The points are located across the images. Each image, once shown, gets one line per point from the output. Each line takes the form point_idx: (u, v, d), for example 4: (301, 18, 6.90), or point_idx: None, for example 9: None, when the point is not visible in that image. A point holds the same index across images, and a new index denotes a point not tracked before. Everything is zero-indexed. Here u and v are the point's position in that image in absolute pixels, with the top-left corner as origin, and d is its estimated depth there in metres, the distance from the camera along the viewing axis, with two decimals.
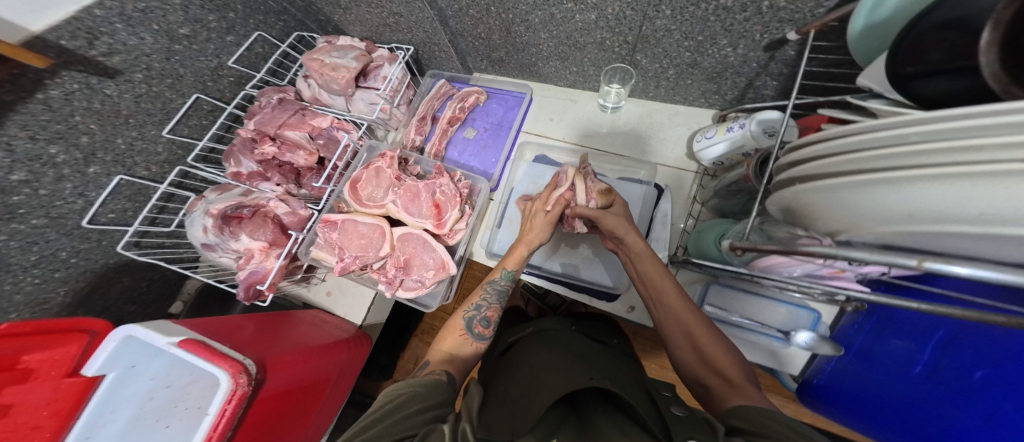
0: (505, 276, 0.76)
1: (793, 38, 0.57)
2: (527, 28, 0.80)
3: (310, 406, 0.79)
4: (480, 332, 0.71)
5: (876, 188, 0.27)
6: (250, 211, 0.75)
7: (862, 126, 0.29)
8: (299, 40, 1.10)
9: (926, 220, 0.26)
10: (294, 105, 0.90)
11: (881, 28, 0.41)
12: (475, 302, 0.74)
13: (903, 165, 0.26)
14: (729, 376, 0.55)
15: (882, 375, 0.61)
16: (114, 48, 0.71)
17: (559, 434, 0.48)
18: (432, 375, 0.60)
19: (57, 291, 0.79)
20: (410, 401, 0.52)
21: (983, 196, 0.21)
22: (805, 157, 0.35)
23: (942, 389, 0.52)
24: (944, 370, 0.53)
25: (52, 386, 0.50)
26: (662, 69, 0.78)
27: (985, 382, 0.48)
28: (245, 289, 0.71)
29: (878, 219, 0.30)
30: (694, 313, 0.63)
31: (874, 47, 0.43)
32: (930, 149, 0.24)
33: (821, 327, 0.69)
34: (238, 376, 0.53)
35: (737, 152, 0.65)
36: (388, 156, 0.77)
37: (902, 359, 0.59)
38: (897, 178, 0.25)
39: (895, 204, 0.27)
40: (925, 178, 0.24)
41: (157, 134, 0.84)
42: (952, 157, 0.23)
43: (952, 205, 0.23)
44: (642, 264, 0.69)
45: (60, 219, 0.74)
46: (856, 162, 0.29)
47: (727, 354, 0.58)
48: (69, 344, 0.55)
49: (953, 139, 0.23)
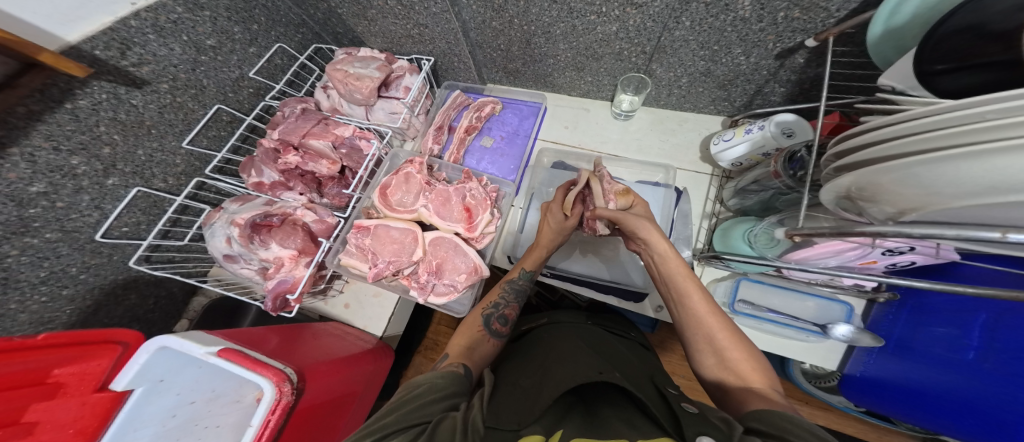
0: (524, 276, 0.78)
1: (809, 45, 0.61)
2: (548, 39, 0.84)
3: (339, 421, 0.76)
4: (497, 329, 0.73)
5: (918, 169, 0.29)
6: (278, 220, 0.75)
7: (913, 112, 0.32)
8: (316, 52, 1.12)
9: (969, 198, 0.28)
10: (316, 114, 0.91)
11: (896, 34, 0.46)
12: (494, 299, 0.75)
13: (964, 143, 0.28)
14: (750, 381, 0.57)
15: (930, 364, 0.60)
16: (144, 59, 0.72)
17: (566, 426, 0.50)
18: (450, 366, 0.61)
19: (62, 311, 0.76)
20: (426, 392, 0.54)
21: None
22: (851, 147, 0.38)
23: (1000, 373, 0.52)
24: (1000, 351, 0.53)
25: (79, 402, 0.48)
26: (676, 77, 0.83)
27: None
28: (273, 299, 0.70)
29: (921, 201, 0.32)
30: (718, 317, 0.64)
31: (890, 50, 0.48)
32: (975, 130, 0.27)
33: (854, 319, 0.72)
34: (282, 385, 0.51)
35: (758, 152, 0.67)
36: (417, 162, 0.79)
37: (949, 345, 0.58)
38: (939, 157, 0.27)
39: (936, 188, 0.29)
40: (967, 155, 0.26)
41: (176, 145, 0.84)
42: (1020, 131, 0.25)
43: (995, 178, 0.26)
44: (666, 267, 0.69)
45: (74, 232, 0.72)
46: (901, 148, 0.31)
47: (745, 355, 0.60)
48: (101, 357, 0.51)
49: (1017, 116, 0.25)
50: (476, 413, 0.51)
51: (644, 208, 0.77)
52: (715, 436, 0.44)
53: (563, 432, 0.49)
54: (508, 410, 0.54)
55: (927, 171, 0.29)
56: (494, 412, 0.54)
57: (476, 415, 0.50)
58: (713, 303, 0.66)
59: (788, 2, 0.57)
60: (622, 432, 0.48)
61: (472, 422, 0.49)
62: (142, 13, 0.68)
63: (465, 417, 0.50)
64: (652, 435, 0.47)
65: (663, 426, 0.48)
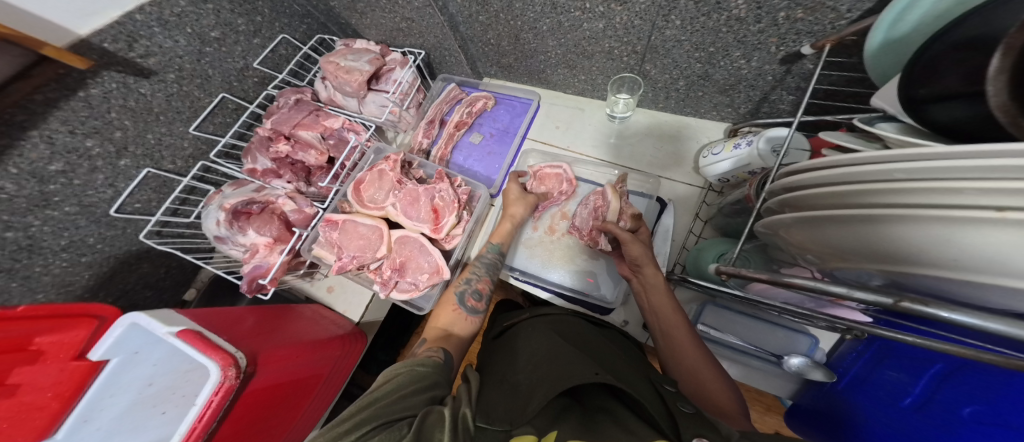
0: (490, 249, 0.80)
1: (809, 51, 0.52)
2: (536, 35, 0.80)
3: (303, 399, 0.83)
4: (473, 305, 0.71)
5: (887, 226, 0.26)
6: (259, 207, 0.78)
7: (855, 158, 0.29)
8: (319, 43, 1.11)
9: (922, 263, 0.25)
10: (309, 105, 0.92)
11: (897, 46, 0.38)
12: (465, 276, 0.74)
13: (889, 201, 0.27)
14: (720, 404, 0.56)
15: (873, 405, 0.56)
16: (151, 50, 0.73)
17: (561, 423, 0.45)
18: (428, 351, 0.59)
19: (82, 274, 0.78)
20: (405, 383, 0.51)
21: (956, 238, 0.22)
22: (805, 184, 0.34)
23: (927, 424, 0.47)
24: (934, 404, 0.47)
25: (58, 368, 0.53)
26: (672, 80, 0.75)
27: (972, 419, 0.43)
28: (248, 282, 0.74)
29: (855, 254, 0.30)
30: (698, 346, 0.61)
31: (893, 64, 0.40)
32: (927, 188, 0.24)
33: (819, 354, 0.65)
34: (227, 369, 0.59)
35: (744, 170, 0.60)
36: (392, 159, 0.85)
37: (893, 390, 0.53)
38: (905, 216, 0.24)
39: (893, 247, 0.27)
40: (938, 220, 0.22)
41: (184, 130, 0.84)
42: (930, 198, 0.24)
43: (945, 248, 0.23)
44: (655, 297, 0.65)
45: (91, 207, 0.73)
46: (868, 194, 0.28)
47: (723, 388, 0.58)
48: (79, 328, 0.57)
49: (927, 181, 0.24)
50: (463, 405, 0.48)
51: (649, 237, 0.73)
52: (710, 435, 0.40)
53: (557, 432, 0.43)
54: (499, 406, 0.50)
55: (896, 228, 0.25)
56: (482, 409, 0.49)
57: (465, 408, 0.47)
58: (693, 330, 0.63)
59: (788, 1, 0.48)
60: (617, 435, 0.42)
61: (460, 414, 0.47)
62: (146, 6, 0.68)
63: (452, 410, 0.47)
64: (647, 434, 0.42)
65: (660, 427, 0.43)
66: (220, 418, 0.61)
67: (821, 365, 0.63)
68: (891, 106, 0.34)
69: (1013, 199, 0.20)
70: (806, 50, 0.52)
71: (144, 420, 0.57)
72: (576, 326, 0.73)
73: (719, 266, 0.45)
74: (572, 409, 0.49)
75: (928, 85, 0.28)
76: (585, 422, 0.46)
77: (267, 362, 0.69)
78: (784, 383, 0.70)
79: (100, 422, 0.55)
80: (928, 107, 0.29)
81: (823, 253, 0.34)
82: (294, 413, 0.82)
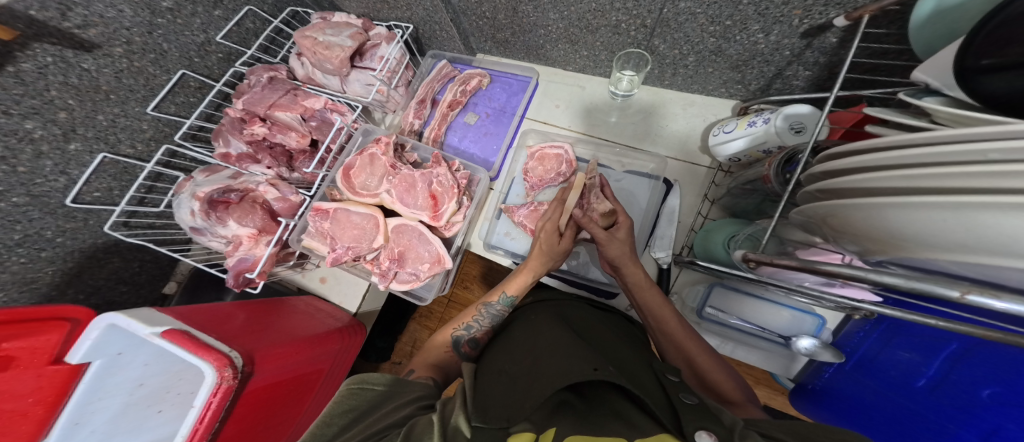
0: (502, 300, 0.73)
1: (840, 24, 0.49)
2: (536, 7, 0.74)
3: (303, 394, 0.81)
4: (467, 352, 0.68)
5: (928, 211, 0.23)
6: (237, 196, 0.72)
7: (920, 137, 0.26)
8: (292, 16, 0.96)
9: (977, 253, 0.22)
10: (285, 84, 0.84)
11: (947, 14, 0.35)
12: (466, 320, 0.71)
13: (942, 186, 0.24)
14: (726, 393, 0.56)
15: (883, 383, 0.62)
16: (90, 20, 0.61)
17: (562, 418, 0.44)
18: (419, 378, 0.58)
19: (44, 271, 0.70)
20: (386, 402, 0.50)
21: (999, 225, 0.20)
22: (842, 167, 0.33)
23: (949, 406, 0.53)
24: (950, 385, 0.53)
25: (34, 374, 0.48)
26: (681, 55, 0.71)
27: (992, 400, 0.48)
28: (233, 277, 0.69)
29: (904, 244, 0.28)
30: (694, 339, 0.62)
31: (939, 35, 0.37)
32: (979, 172, 0.22)
33: (824, 333, 0.69)
34: (223, 370, 0.55)
35: (758, 149, 0.58)
36: (383, 142, 0.79)
37: (905, 369, 0.59)
38: (957, 203, 0.22)
39: (933, 238, 0.24)
40: (992, 206, 0.20)
41: (141, 111, 0.74)
42: (988, 183, 0.22)
43: (995, 242, 0.21)
44: (641, 295, 0.66)
45: (43, 197, 0.65)
46: (914, 180, 0.25)
47: (724, 376, 0.58)
48: (50, 332, 0.52)
49: (992, 166, 0.21)
50: (456, 415, 0.44)
51: (631, 224, 0.67)
52: (716, 430, 0.39)
53: (557, 429, 0.41)
54: (496, 403, 0.47)
55: (934, 215, 0.23)
56: (479, 406, 0.46)
57: (457, 416, 0.44)
58: (687, 324, 0.64)
59: None
60: (618, 430, 0.40)
61: (453, 425, 0.43)
62: None
63: (443, 417, 0.44)
64: (650, 429, 0.41)
65: (662, 422, 0.42)
66: (221, 419, 0.58)
67: (828, 344, 0.67)
68: (936, 79, 0.31)
69: None
70: (837, 22, 0.48)
71: (138, 424, 0.55)
72: (581, 311, 0.72)
73: (747, 254, 0.46)
74: (571, 405, 0.47)
75: (994, 54, 0.23)
76: (590, 414, 0.45)
77: (262, 361, 0.67)
78: (785, 361, 0.74)
79: (93, 425, 0.53)
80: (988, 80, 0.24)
81: (870, 241, 0.31)
82: (298, 409, 0.81)
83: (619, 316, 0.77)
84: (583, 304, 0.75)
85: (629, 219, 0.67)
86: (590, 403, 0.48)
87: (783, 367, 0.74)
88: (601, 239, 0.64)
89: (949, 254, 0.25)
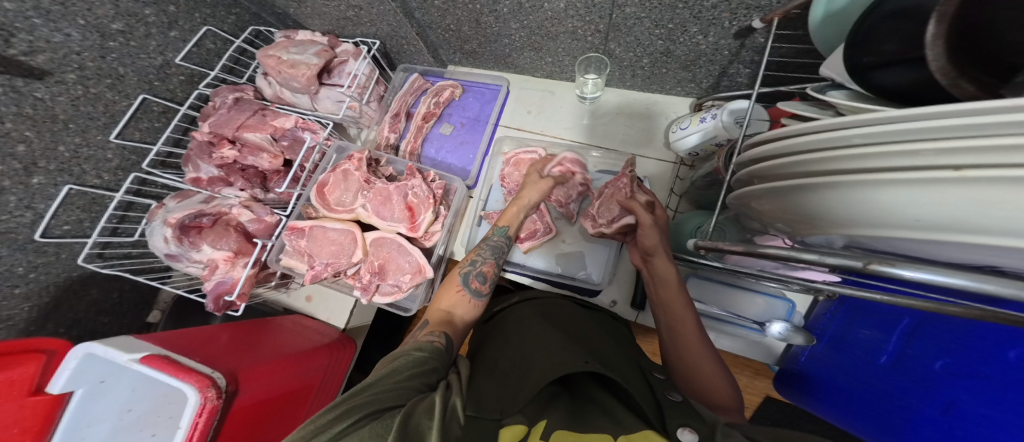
0: (498, 232, 0.72)
1: (759, 26, 0.53)
2: (497, 18, 0.76)
3: (297, 409, 0.81)
4: (475, 288, 0.64)
5: (841, 189, 0.26)
6: (209, 220, 0.73)
7: (812, 126, 0.29)
8: (254, 35, 0.95)
9: (886, 226, 0.25)
10: (252, 104, 0.85)
11: (840, 18, 0.38)
12: (471, 257, 0.67)
13: (849, 167, 0.26)
14: (716, 390, 0.56)
15: (849, 363, 0.62)
16: (35, 46, 0.60)
17: (550, 412, 0.44)
18: (427, 336, 0.53)
19: (20, 307, 0.68)
20: (402, 368, 0.46)
21: (919, 199, 0.22)
22: (764, 155, 0.35)
23: (909, 381, 0.53)
24: (908, 359, 0.54)
25: (17, 404, 0.49)
26: (637, 58, 0.74)
27: (946, 371, 0.49)
28: (214, 301, 0.70)
29: (823, 222, 0.31)
30: (702, 339, 0.59)
31: (835, 35, 0.40)
32: (881, 153, 0.24)
33: (795, 316, 0.72)
34: (206, 391, 0.56)
35: (711, 143, 0.61)
36: (356, 158, 0.81)
37: (869, 348, 0.60)
38: (849, 182, 0.25)
39: (852, 211, 0.27)
40: (891, 183, 0.23)
41: (103, 140, 0.72)
42: (885, 162, 0.24)
43: (899, 209, 0.23)
44: (665, 288, 0.62)
45: (9, 234, 0.64)
46: (826, 162, 0.28)
47: (719, 377, 0.57)
48: (26, 363, 0.52)
49: (886, 146, 0.24)
50: (453, 396, 0.44)
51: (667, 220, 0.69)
52: (696, 425, 0.41)
53: (547, 421, 0.42)
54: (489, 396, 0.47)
55: (858, 191, 0.25)
56: (471, 399, 0.46)
57: (454, 399, 0.43)
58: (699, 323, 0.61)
59: None
60: (604, 425, 0.42)
61: (451, 405, 0.42)
62: None
63: (443, 398, 0.42)
64: (632, 424, 0.42)
65: (646, 417, 0.43)
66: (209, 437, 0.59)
67: (800, 327, 0.69)
68: (837, 75, 0.33)
69: (963, 158, 0.20)
70: (756, 25, 0.52)
71: None
72: (561, 307, 0.74)
73: (698, 242, 0.48)
74: (561, 396, 0.48)
75: (873, 52, 0.27)
76: (573, 410, 0.46)
77: (247, 379, 0.68)
78: (768, 350, 0.75)
79: None
80: (875, 74, 0.28)
81: (797, 223, 0.34)
82: (292, 424, 0.81)
83: (603, 312, 0.78)
84: (567, 302, 0.77)
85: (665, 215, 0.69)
86: (575, 396, 0.49)
87: (765, 355, 0.75)
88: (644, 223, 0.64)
89: (861, 228, 0.28)
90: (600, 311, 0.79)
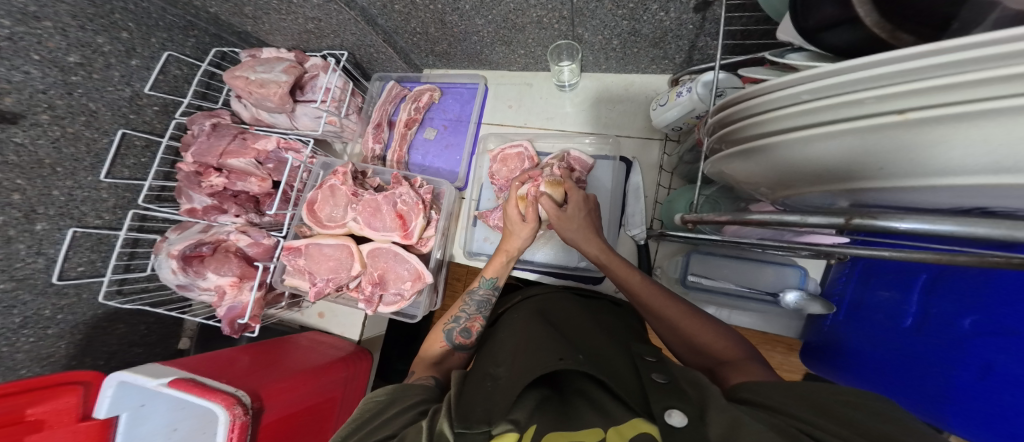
0: (484, 284, 0.73)
1: None
2: (461, 16, 0.76)
3: (324, 421, 0.84)
4: (460, 343, 0.67)
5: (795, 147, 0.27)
6: (210, 248, 0.77)
7: (760, 87, 0.29)
8: (221, 57, 0.97)
9: (847, 171, 0.26)
10: (230, 129, 0.87)
11: None
12: (455, 313, 0.71)
13: (797, 123, 0.27)
14: (724, 355, 0.51)
15: (873, 330, 0.59)
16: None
17: (537, 414, 0.42)
18: (420, 381, 0.58)
19: (57, 345, 0.74)
20: (389, 406, 0.50)
21: (872, 146, 0.22)
22: (725, 120, 0.35)
23: (935, 343, 0.50)
24: (934, 320, 0.51)
25: (69, 430, 0.54)
26: (607, 40, 0.72)
27: (974, 330, 0.46)
28: (228, 324, 0.75)
29: (795, 174, 0.31)
30: (676, 303, 0.58)
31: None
32: (821, 107, 0.24)
33: (810, 283, 0.68)
34: (233, 408, 0.60)
35: (690, 116, 0.60)
36: (340, 173, 0.82)
37: (891, 311, 0.57)
38: (803, 140, 0.25)
39: (813, 162, 0.27)
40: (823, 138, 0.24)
41: (94, 180, 0.76)
42: (829, 114, 0.24)
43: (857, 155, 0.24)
44: (618, 270, 0.63)
45: (28, 279, 0.68)
46: (778, 121, 0.28)
47: (717, 335, 0.53)
48: (66, 394, 0.56)
49: (827, 99, 0.24)
50: (440, 421, 0.43)
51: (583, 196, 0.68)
52: (683, 409, 0.37)
53: (536, 427, 0.39)
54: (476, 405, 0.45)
55: (810, 147, 0.26)
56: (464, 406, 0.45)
57: (442, 423, 0.42)
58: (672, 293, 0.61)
59: None
60: (592, 421, 0.39)
61: (437, 431, 0.42)
62: None
63: (430, 424, 0.43)
64: (622, 417, 0.39)
65: (631, 407, 0.41)
66: None
67: (817, 295, 0.66)
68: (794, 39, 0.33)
69: (903, 100, 0.20)
70: None
71: None
72: (562, 301, 0.74)
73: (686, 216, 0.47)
74: (549, 399, 0.46)
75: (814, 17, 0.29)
76: (562, 411, 0.43)
77: (269, 397, 0.71)
78: (785, 321, 0.73)
79: None
80: (823, 35, 0.29)
81: (774, 178, 0.34)
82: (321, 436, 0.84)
83: (606, 301, 0.77)
84: (566, 293, 0.77)
85: (582, 192, 0.68)
86: (565, 392, 0.48)
87: (780, 327, 0.74)
88: (554, 220, 0.67)
89: (826, 175, 0.28)
90: (602, 299, 0.78)
